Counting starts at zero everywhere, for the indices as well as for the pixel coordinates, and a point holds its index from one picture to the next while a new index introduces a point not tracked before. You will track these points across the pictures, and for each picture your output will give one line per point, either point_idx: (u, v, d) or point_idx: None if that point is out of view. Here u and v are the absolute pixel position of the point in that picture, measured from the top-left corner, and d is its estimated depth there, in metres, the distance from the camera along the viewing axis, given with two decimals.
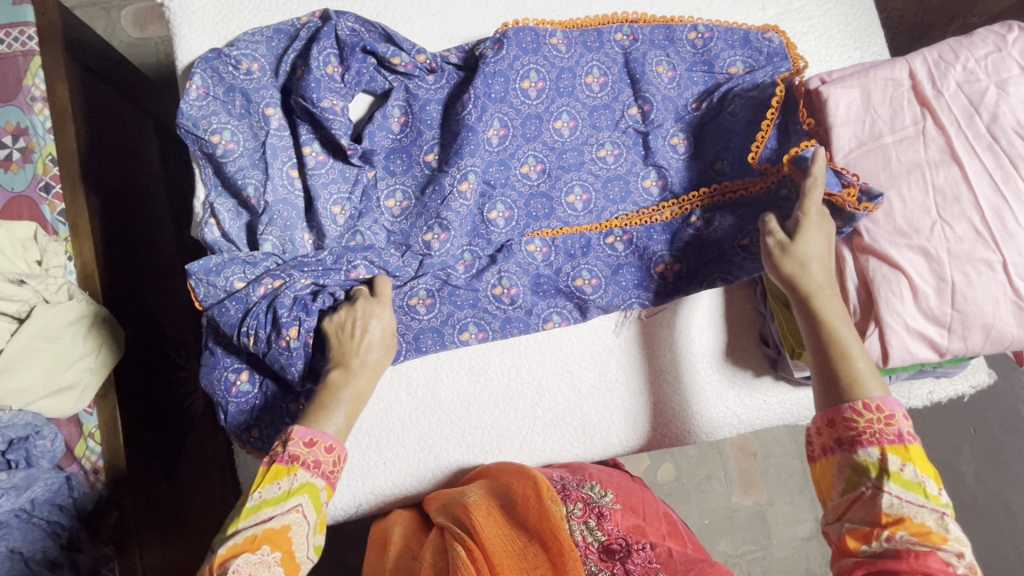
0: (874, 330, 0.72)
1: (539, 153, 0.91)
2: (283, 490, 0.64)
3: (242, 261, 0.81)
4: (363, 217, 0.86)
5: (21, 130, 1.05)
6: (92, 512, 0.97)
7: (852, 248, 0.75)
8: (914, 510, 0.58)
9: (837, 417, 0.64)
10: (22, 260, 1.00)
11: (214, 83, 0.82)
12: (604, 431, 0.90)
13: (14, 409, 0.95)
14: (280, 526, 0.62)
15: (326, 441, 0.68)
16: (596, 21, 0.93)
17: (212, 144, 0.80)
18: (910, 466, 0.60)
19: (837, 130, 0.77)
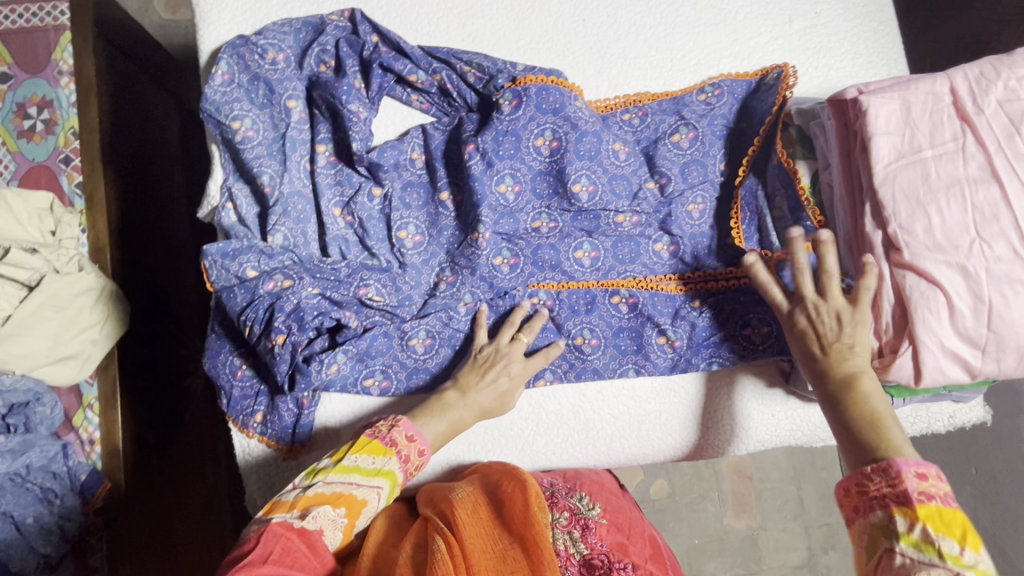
0: (906, 348, 0.66)
1: (552, 211, 0.85)
2: (373, 467, 0.66)
3: (259, 250, 0.78)
4: (367, 238, 0.82)
5: (47, 102, 1.07)
6: (84, 484, 0.98)
7: (889, 262, 0.68)
8: (928, 573, 0.50)
9: (847, 482, 0.60)
10: (37, 230, 1.02)
11: (240, 69, 0.81)
12: (608, 437, 0.86)
13: (15, 373, 0.96)
14: (361, 498, 0.64)
15: (421, 444, 0.70)
16: (625, 101, 0.88)
17: (230, 128, 0.80)
18: (920, 524, 0.53)
19: (875, 142, 0.68)
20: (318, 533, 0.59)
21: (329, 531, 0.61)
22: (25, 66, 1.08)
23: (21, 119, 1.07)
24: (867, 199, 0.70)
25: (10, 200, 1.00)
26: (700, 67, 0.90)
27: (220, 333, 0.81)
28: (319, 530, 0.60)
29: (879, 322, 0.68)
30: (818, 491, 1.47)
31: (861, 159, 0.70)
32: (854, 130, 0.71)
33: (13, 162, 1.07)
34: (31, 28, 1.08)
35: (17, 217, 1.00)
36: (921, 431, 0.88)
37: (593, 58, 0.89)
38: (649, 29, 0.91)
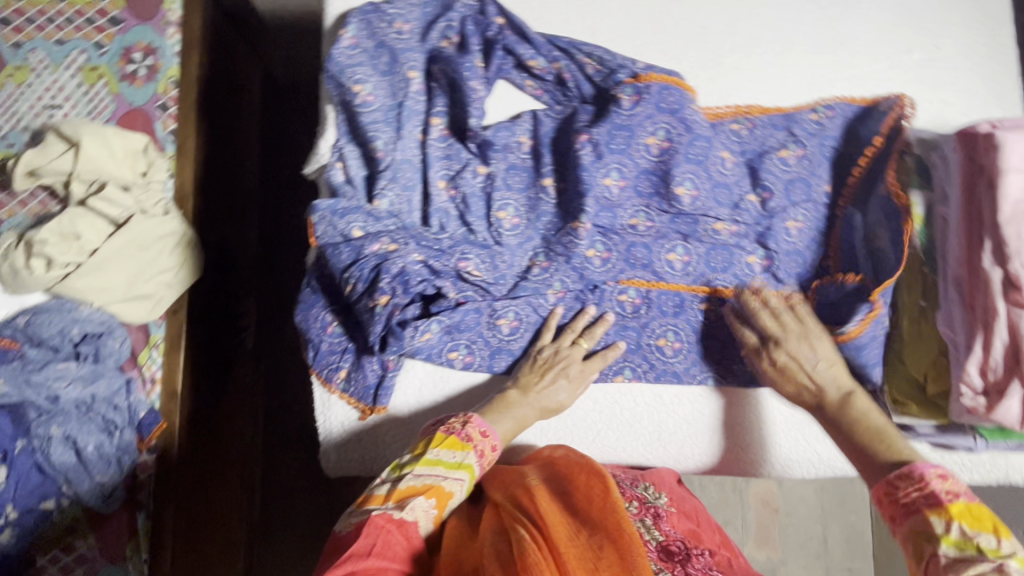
0: (1017, 389, 0.65)
1: (651, 210, 0.85)
2: (455, 459, 0.69)
3: (367, 212, 0.80)
4: (468, 213, 0.83)
5: (151, 50, 1.10)
6: (143, 420, 1.01)
7: (1005, 301, 0.66)
8: (974, 569, 0.52)
9: (879, 494, 0.63)
10: (129, 169, 1.04)
11: (368, 36, 0.84)
12: (679, 441, 0.85)
13: (92, 305, 1.01)
14: (448, 489, 0.66)
15: (494, 439, 0.73)
16: (735, 111, 0.88)
17: (351, 91, 0.82)
18: (956, 522, 0.55)
19: (1007, 178, 0.67)
20: (414, 524, 0.62)
21: (423, 520, 0.63)
22: (137, 13, 1.11)
23: (124, 63, 1.09)
24: (988, 236, 0.69)
25: (111, 139, 1.02)
26: (813, 87, 0.90)
27: (315, 288, 0.84)
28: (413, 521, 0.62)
29: (988, 360, 0.67)
30: (843, 533, 1.43)
31: (987, 194, 0.70)
32: (982, 164, 0.71)
33: (112, 104, 1.08)
34: None
35: (113, 153, 1.02)
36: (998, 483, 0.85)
37: (705, 66, 0.89)
38: (766, 43, 0.91)
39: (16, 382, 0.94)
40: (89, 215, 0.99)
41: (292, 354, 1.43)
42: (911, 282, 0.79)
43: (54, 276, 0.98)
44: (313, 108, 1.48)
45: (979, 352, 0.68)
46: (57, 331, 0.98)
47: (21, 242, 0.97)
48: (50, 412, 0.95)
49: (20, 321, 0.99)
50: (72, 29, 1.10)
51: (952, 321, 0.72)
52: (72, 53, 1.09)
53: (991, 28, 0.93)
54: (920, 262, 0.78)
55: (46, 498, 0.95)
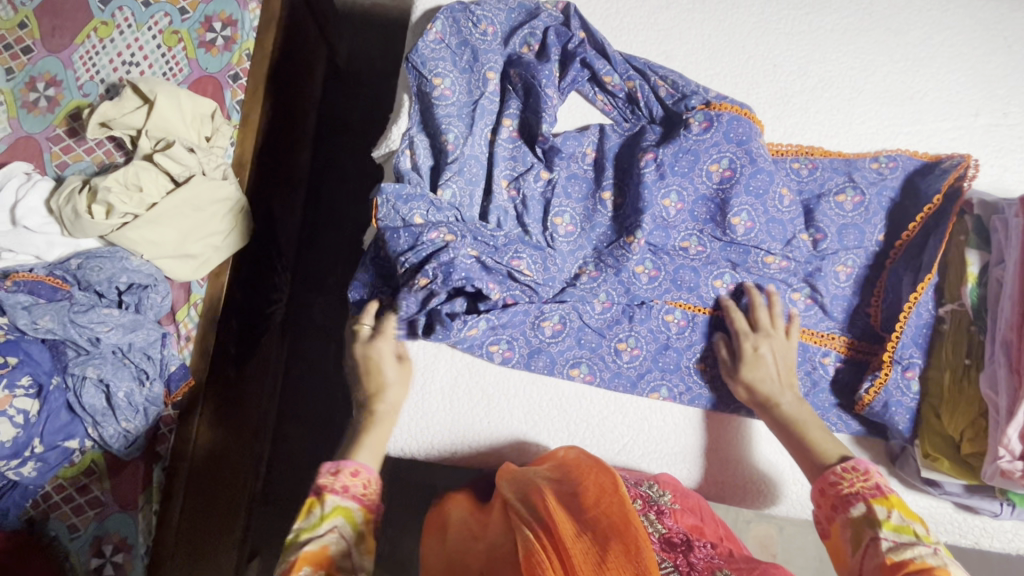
0: None
1: (702, 235, 0.86)
2: (316, 517, 0.62)
3: (430, 201, 0.82)
4: (526, 213, 0.85)
5: (231, 21, 1.13)
6: (172, 374, 1.02)
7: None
8: (913, 551, 0.58)
9: (822, 484, 0.69)
10: (195, 132, 1.08)
11: (454, 34, 0.87)
12: (704, 466, 0.85)
13: (141, 258, 1.04)
14: (318, 545, 0.60)
15: (351, 466, 0.67)
16: (797, 150, 0.89)
17: (429, 84, 0.84)
18: (895, 512, 0.62)
19: None
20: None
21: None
22: None
23: (204, 31, 1.13)
24: None
25: (183, 101, 1.06)
26: (877, 137, 0.91)
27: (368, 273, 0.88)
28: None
29: None
30: None
31: None
32: None
33: (187, 67, 1.12)
34: None
35: (183, 115, 1.06)
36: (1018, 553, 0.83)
37: (772, 103, 0.92)
38: (836, 88, 0.93)
39: (61, 320, 0.97)
40: (152, 170, 1.02)
41: (317, 332, 1.45)
42: (956, 340, 0.78)
43: (112, 224, 1.01)
44: (372, 96, 1.52)
45: (1021, 417, 0.68)
46: (106, 278, 1.01)
47: (85, 188, 1.01)
48: (89, 353, 0.99)
49: (72, 263, 1.02)
50: None
51: (994, 384, 0.72)
52: (157, 14, 1.13)
53: None
54: (969, 322, 0.78)
55: (70, 437, 0.98)
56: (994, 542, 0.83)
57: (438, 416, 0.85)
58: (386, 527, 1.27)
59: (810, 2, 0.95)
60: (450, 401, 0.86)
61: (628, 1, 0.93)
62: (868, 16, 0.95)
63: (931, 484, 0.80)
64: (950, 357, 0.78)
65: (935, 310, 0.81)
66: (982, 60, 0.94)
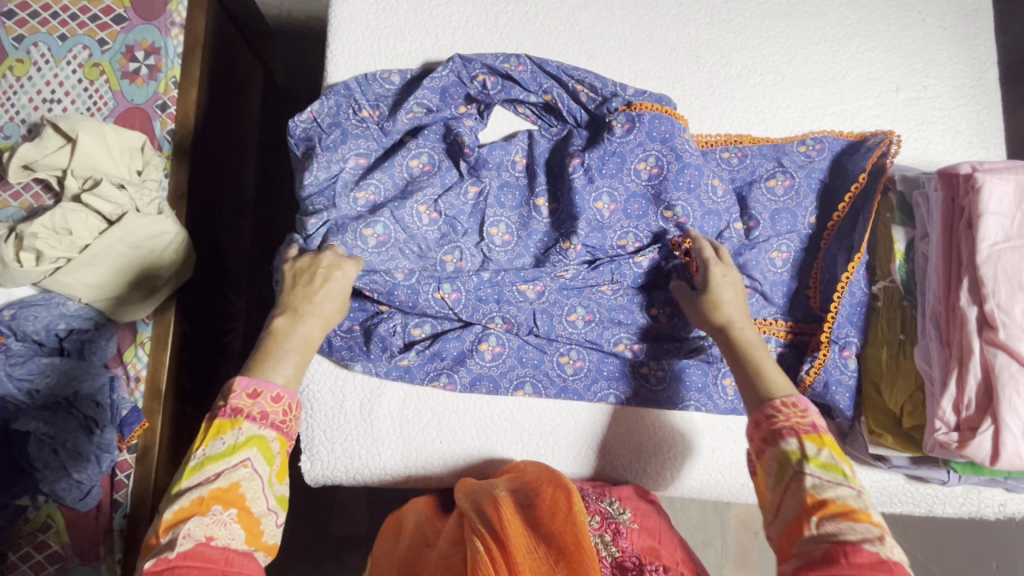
0: (988, 427, 0.66)
1: (640, 234, 0.86)
2: (227, 446, 0.58)
3: (357, 231, 0.80)
4: (465, 236, 0.85)
5: (154, 49, 1.10)
6: (124, 419, 0.98)
7: (980, 339, 0.68)
8: (836, 491, 0.56)
9: (756, 420, 0.64)
10: (126, 167, 1.03)
11: (360, 88, 0.86)
12: (662, 463, 0.87)
13: (82, 302, 1.00)
14: (230, 481, 0.56)
15: (273, 392, 0.62)
16: (726, 140, 0.90)
17: (325, 139, 0.83)
18: (826, 449, 0.59)
19: (984, 221, 0.69)
20: (203, 543, 0.51)
21: (218, 536, 0.53)
22: (141, 12, 1.11)
23: (126, 61, 1.10)
24: (965, 275, 0.70)
25: (107, 134, 1.02)
26: (803, 120, 0.92)
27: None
28: (206, 540, 0.52)
29: (962, 397, 0.68)
30: None
31: (966, 235, 0.71)
32: (962, 205, 0.72)
33: (112, 100, 1.09)
34: None
35: (109, 151, 1.02)
36: (968, 514, 0.86)
37: (700, 95, 0.92)
38: (759, 74, 0.93)
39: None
40: (81, 211, 0.97)
41: None
42: (890, 315, 0.80)
43: (42, 270, 0.97)
44: None
45: (953, 388, 0.69)
46: (42, 326, 0.97)
47: (11, 236, 0.96)
48: (32, 406, 0.95)
49: (5, 313, 0.97)
50: (74, 24, 1.10)
51: (928, 358, 0.73)
52: (74, 48, 1.09)
53: (976, 71, 0.95)
54: (900, 297, 0.80)
55: (21, 495, 0.95)
56: (944, 506, 0.86)
57: (391, 442, 0.86)
58: (365, 544, 1.27)
59: None
60: (400, 424, 0.86)
61: (547, 3, 0.92)
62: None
63: (881, 460, 0.81)
64: (886, 334, 0.80)
65: (869, 288, 0.82)
66: (897, 35, 0.96)
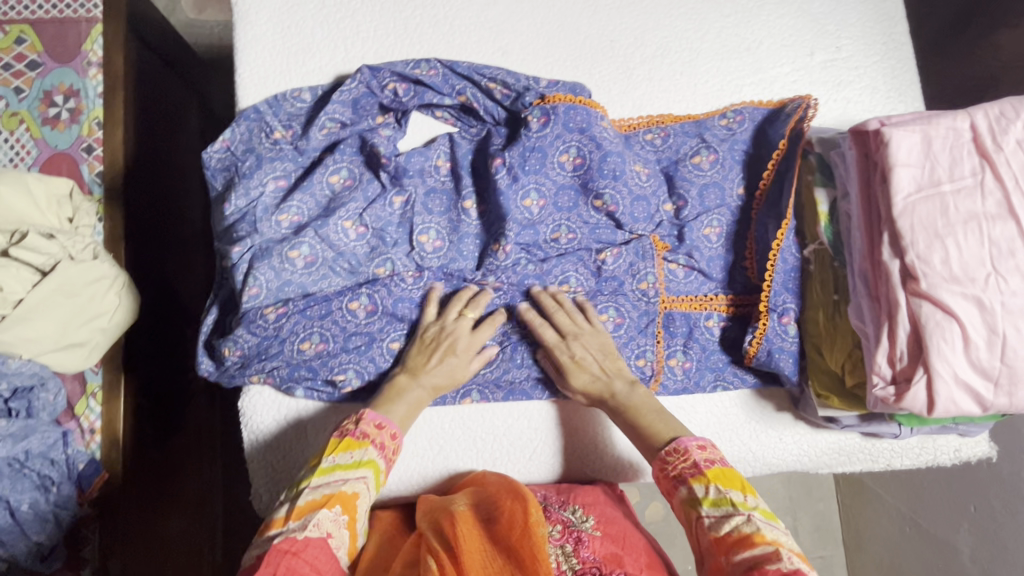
0: (920, 377, 0.66)
1: (573, 225, 0.85)
2: (353, 460, 0.69)
3: (280, 257, 0.78)
4: (396, 246, 0.84)
5: (73, 92, 1.07)
6: (82, 472, 0.96)
7: (904, 291, 0.68)
8: (730, 523, 0.63)
9: (657, 471, 0.71)
10: (54, 215, 1.00)
11: (270, 110, 0.84)
12: (619, 451, 0.88)
13: (23, 359, 0.93)
14: (351, 492, 0.67)
15: (391, 429, 0.74)
16: (648, 121, 0.90)
17: (241, 167, 0.82)
18: (711, 485, 0.66)
19: (895, 174, 0.69)
20: (325, 539, 0.61)
21: (336, 536, 0.63)
22: (55, 54, 1.08)
23: (45, 106, 1.07)
24: (885, 230, 0.70)
25: (31, 184, 0.98)
26: (722, 94, 0.93)
27: (212, 366, 0.85)
28: (328, 535, 0.62)
29: (894, 350, 0.69)
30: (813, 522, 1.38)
31: (881, 189, 0.71)
32: (875, 160, 0.72)
33: (34, 148, 1.06)
34: (62, 19, 1.09)
35: (34, 198, 0.99)
36: (926, 464, 0.88)
37: (618, 80, 0.92)
38: (674, 53, 0.93)
39: None
40: (12, 265, 0.92)
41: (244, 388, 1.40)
42: (823, 278, 0.80)
43: None
44: None
45: (886, 342, 0.69)
46: None
47: None
48: None
49: None
50: None
51: (862, 314, 0.74)
52: None
53: (886, 27, 0.97)
54: (830, 259, 0.80)
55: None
56: (902, 459, 0.87)
57: None
58: None
59: None
60: None
61: (455, 4, 0.92)
62: None
63: (832, 421, 0.82)
64: (821, 296, 0.80)
65: (801, 253, 0.82)
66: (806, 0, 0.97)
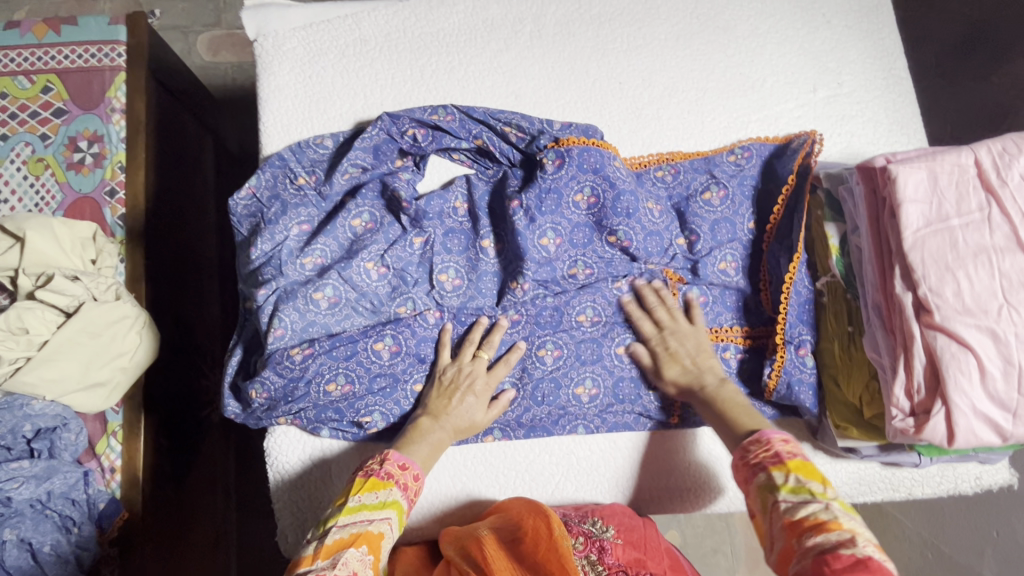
0: (939, 409, 0.67)
1: (589, 261, 0.87)
2: (377, 501, 0.68)
3: (306, 298, 0.81)
4: (416, 285, 0.86)
5: (97, 137, 1.11)
6: (102, 512, 0.96)
7: (919, 323, 0.69)
8: (807, 509, 0.60)
9: (736, 461, 0.70)
10: (78, 257, 1.03)
11: (294, 157, 0.87)
12: (638, 485, 0.89)
13: (45, 399, 0.95)
14: (377, 531, 0.65)
15: (415, 470, 0.73)
16: (658, 158, 0.93)
17: (267, 212, 0.85)
18: (792, 474, 0.63)
19: (903, 210, 0.71)
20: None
21: (362, 573, 0.60)
22: (79, 101, 1.12)
23: (71, 152, 1.10)
24: (897, 264, 0.72)
25: (56, 227, 1.01)
26: (730, 130, 0.96)
27: (238, 407, 0.86)
28: (355, 574, 0.59)
29: (911, 381, 0.70)
30: None
31: (890, 224, 0.73)
32: (883, 196, 0.74)
33: (59, 193, 1.09)
34: (87, 67, 1.13)
35: (60, 244, 1.01)
36: (947, 493, 0.87)
37: (627, 119, 0.95)
38: (681, 92, 0.97)
39: None
40: (37, 308, 0.95)
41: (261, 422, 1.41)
42: (836, 310, 0.82)
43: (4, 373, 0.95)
44: None
45: (902, 374, 0.71)
46: (8, 429, 0.93)
47: None
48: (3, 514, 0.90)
49: None
50: (14, 123, 1.11)
51: (877, 347, 0.75)
52: (16, 145, 1.10)
53: (886, 63, 1.00)
54: (843, 291, 0.82)
55: None
56: (923, 487, 0.87)
57: None
58: None
59: (639, 17, 0.99)
60: None
61: (469, 50, 0.95)
62: (695, 19, 0.99)
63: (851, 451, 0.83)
64: (836, 328, 0.81)
65: (814, 285, 0.84)
66: (806, 39, 1.00)
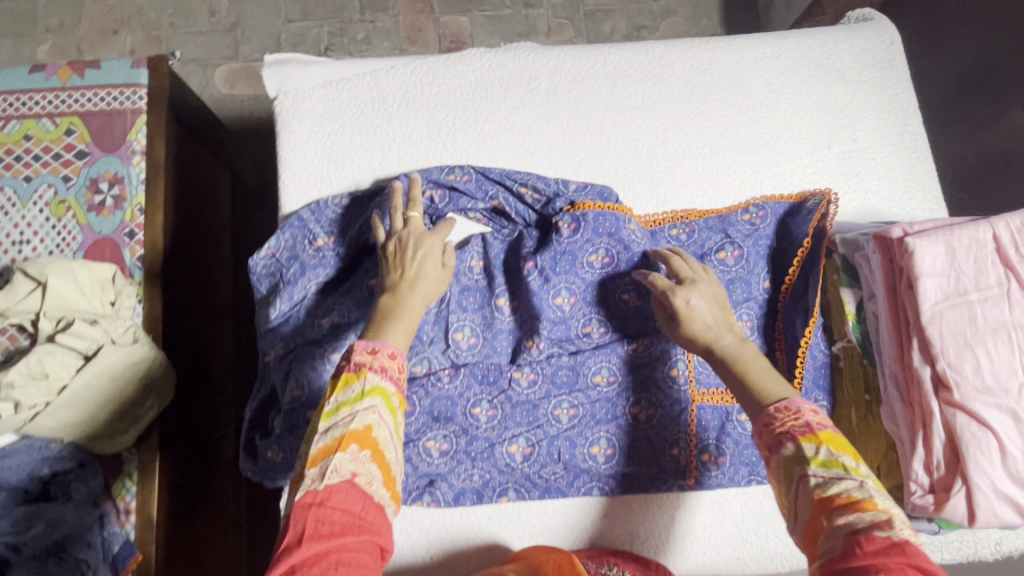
0: (959, 488, 0.67)
1: (604, 320, 0.87)
2: (355, 394, 0.59)
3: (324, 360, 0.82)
4: (431, 345, 0.86)
5: (117, 179, 1.13)
6: (117, 555, 0.97)
7: (938, 400, 0.69)
8: (840, 486, 0.55)
9: (758, 424, 0.62)
10: (98, 300, 1.03)
11: (312, 217, 0.88)
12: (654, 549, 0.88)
13: (63, 442, 0.96)
14: (363, 426, 0.58)
15: (389, 348, 0.63)
16: (672, 216, 0.93)
17: (286, 273, 0.86)
18: (824, 447, 0.57)
19: (921, 284, 0.71)
20: (350, 480, 0.55)
21: (362, 473, 0.56)
22: (100, 145, 1.14)
23: (92, 194, 1.12)
24: (915, 338, 0.72)
25: (78, 271, 1.02)
26: (744, 187, 0.96)
27: (256, 464, 0.87)
28: (352, 476, 0.55)
29: (931, 458, 0.69)
30: None
31: (907, 296, 0.73)
32: (899, 267, 0.74)
33: (80, 234, 1.11)
34: (109, 111, 1.14)
35: (80, 288, 1.02)
36: (967, 558, 0.86)
37: (641, 176, 0.96)
38: (695, 149, 0.97)
39: None
40: (57, 351, 0.94)
41: None
42: (854, 376, 0.82)
43: (21, 419, 0.92)
44: None
45: (921, 450, 0.70)
46: (27, 473, 0.94)
47: None
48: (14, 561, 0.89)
49: None
50: (38, 165, 1.13)
51: (895, 419, 0.75)
52: (40, 188, 1.13)
53: (900, 118, 1.00)
54: (859, 357, 0.82)
55: None
56: (943, 552, 0.86)
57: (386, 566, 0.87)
58: None
59: (653, 73, 1.00)
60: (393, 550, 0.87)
61: (485, 107, 0.97)
62: (709, 75, 1.00)
63: None
64: (852, 394, 0.81)
65: (830, 349, 0.84)
66: (820, 95, 1.00)
